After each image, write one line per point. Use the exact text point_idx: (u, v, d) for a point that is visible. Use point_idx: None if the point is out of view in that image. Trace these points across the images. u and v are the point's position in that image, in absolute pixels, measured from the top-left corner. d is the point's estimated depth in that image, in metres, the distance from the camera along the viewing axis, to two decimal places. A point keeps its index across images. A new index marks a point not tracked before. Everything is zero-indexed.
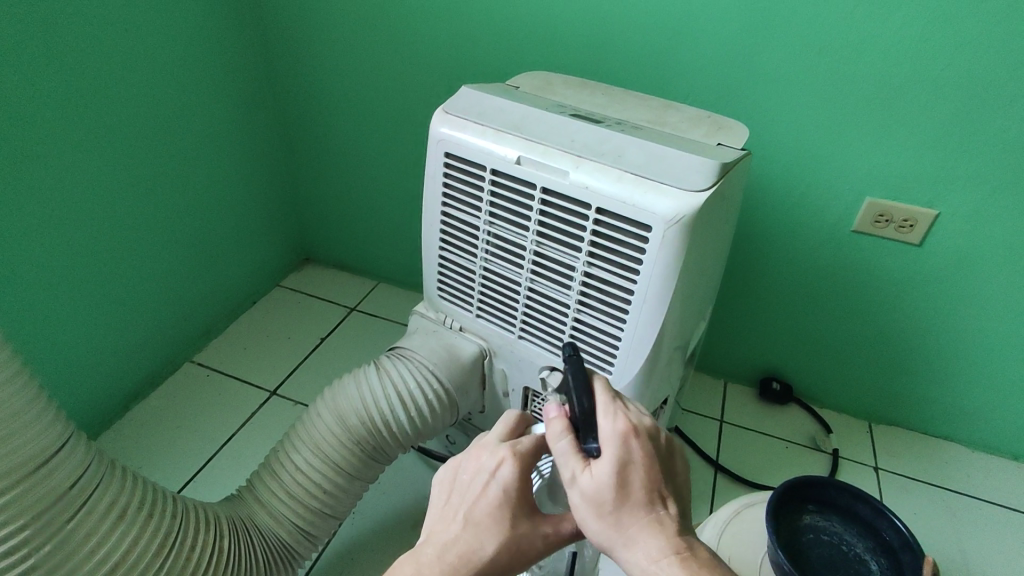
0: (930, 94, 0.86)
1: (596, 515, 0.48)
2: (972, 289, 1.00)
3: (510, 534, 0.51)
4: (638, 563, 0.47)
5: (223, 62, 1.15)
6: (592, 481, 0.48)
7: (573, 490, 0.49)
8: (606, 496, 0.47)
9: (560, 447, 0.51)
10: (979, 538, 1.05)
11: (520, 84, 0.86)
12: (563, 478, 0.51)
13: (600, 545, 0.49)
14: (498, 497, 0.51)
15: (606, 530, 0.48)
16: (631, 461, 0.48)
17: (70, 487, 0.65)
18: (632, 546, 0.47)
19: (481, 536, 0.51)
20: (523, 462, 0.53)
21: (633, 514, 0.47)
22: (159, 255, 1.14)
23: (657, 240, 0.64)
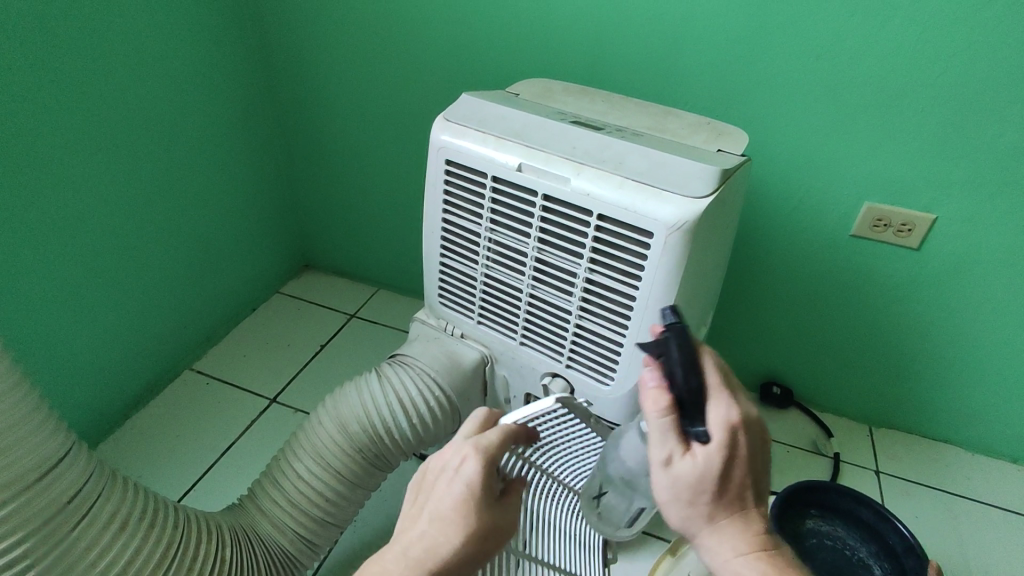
0: (926, 99, 0.87)
1: (687, 499, 0.49)
2: (971, 292, 1.01)
3: (475, 526, 0.48)
4: (719, 548, 0.50)
5: (222, 70, 1.16)
6: (691, 470, 0.48)
7: (665, 472, 0.49)
8: (704, 487, 0.48)
9: (657, 425, 0.49)
10: (981, 541, 1.05)
11: (519, 91, 0.87)
12: (653, 454, 0.50)
13: (676, 520, 0.51)
14: (459, 495, 0.49)
15: (691, 512, 0.49)
16: (737, 456, 0.48)
17: (71, 498, 0.64)
18: (716, 531, 0.49)
19: (445, 531, 0.48)
20: (489, 458, 0.50)
21: (726, 505, 0.49)
22: (158, 263, 1.14)
23: (659, 246, 0.65)
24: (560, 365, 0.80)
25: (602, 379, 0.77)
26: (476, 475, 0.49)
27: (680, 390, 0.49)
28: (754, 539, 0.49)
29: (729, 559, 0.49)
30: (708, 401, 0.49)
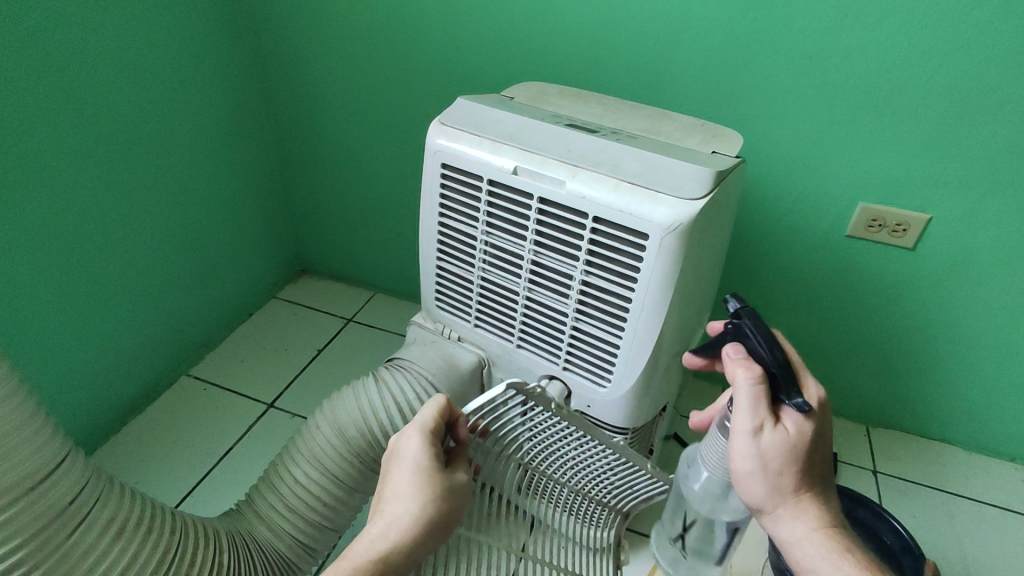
0: (918, 100, 0.87)
1: (775, 469, 0.52)
2: (966, 291, 1.01)
3: (429, 499, 0.53)
4: (797, 518, 0.54)
5: (217, 75, 1.16)
6: (785, 438, 0.51)
7: (758, 441, 0.52)
8: (797, 456, 0.52)
9: (751, 397, 0.52)
10: (979, 539, 1.05)
11: (514, 94, 0.87)
12: (743, 425, 0.52)
13: (755, 494, 0.54)
14: (409, 470, 0.53)
15: (774, 482, 0.53)
16: (818, 429, 0.53)
17: (69, 504, 0.64)
18: (795, 502, 0.53)
19: (404, 512, 0.53)
20: (430, 434, 0.55)
21: (807, 474, 0.53)
22: (155, 268, 1.14)
23: (655, 248, 0.65)
24: (558, 367, 0.80)
25: (599, 380, 0.77)
26: (423, 452, 0.54)
27: (770, 366, 0.52)
28: (822, 507, 0.54)
29: (806, 527, 0.54)
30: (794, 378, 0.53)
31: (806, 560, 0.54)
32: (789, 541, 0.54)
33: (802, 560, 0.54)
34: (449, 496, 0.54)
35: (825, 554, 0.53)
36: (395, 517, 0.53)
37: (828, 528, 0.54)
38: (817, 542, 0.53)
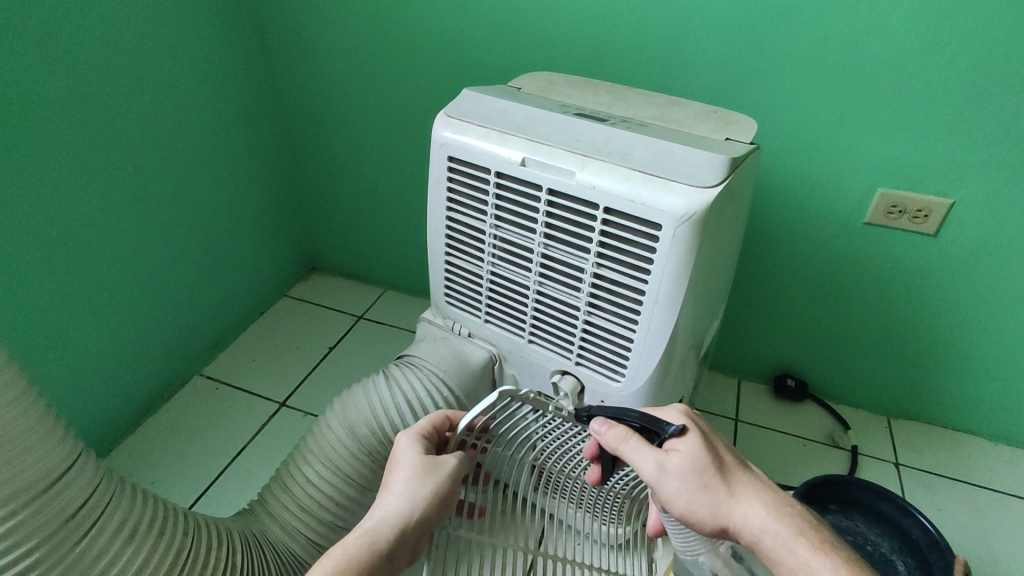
0: (940, 81, 0.84)
1: (697, 485, 0.57)
2: (990, 278, 0.98)
3: (418, 480, 0.58)
4: (745, 513, 0.56)
5: (221, 72, 1.15)
6: (683, 457, 0.57)
7: (667, 472, 0.56)
8: (702, 464, 0.57)
9: (635, 448, 0.57)
10: (1005, 531, 1.03)
11: (522, 85, 0.85)
12: (648, 470, 0.57)
13: (700, 513, 0.57)
14: (401, 460, 0.60)
15: (706, 496, 0.57)
16: (703, 433, 0.59)
17: (75, 512, 0.63)
18: (735, 503, 0.57)
19: (396, 495, 0.58)
20: (422, 434, 0.63)
21: (724, 471, 0.58)
22: (166, 269, 1.14)
23: (668, 238, 0.63)
24: (570, 363, 0.78)
25: (613, 375, 0.76)
26: (416, 442, 0.62)
27: (635, 419, 0.58)
28: (760, 491, 0.58)
29: (758, 515, 0.56)
30: (656, 415, 0.60)
31: (779, 548, 0.56)
32: (758, 540, 0.56)
33: (776, 551, 0.56)
34: (438, 480, 0.59)
35: (785, 528, 0.56)
36: (386, 500, 0.58)
37: (774, 506, 0.57)
38: (774, 525, 0.56)
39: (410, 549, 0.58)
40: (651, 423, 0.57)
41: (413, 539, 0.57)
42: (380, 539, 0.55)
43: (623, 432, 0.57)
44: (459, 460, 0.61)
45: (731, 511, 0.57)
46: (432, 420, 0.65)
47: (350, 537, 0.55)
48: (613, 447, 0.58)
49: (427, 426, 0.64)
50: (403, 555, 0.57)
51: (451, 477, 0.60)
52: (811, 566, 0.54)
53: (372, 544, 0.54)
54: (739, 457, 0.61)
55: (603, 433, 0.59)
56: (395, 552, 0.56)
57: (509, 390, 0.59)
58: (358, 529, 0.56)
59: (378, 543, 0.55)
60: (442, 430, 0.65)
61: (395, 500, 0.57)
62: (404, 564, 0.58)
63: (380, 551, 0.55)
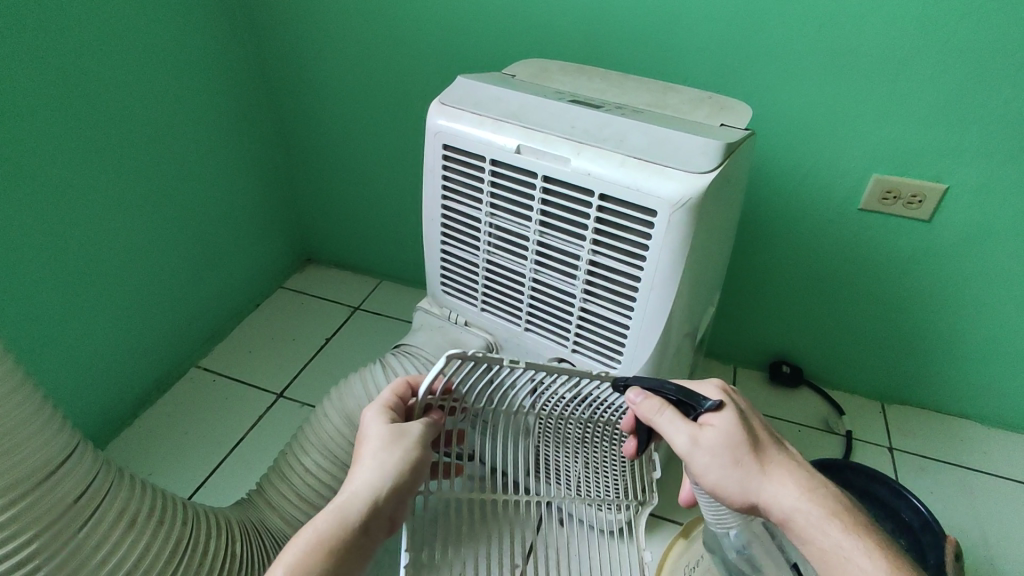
0: (935, 67, 0.84)
1: (731, 461, 0.58)
2: (984, 263, 0.98)
3: (382, 453, 0.57)
4: (778, 490, 0.57)
5: (213, 61, 1.14)
6: (717, 432, 0.58)
7: (700, 446, 0.58)
8: (737, 440, 0.58)
9: (670, 420, 0.59)
10: (996, 513, 1.04)
11: (516, 72, 0.85)
12: (680, 443, 0.58)
13: (731, 489, 0.58)
14: (366, 433, 0.59)
15: (737, 472, 0.58)
16: (739, 410, 0.60)
17: (76, 500, 0.64)
18: (767, 481, 0.58)
19: (364, 469, 0.57)
20: (387, 404, 0.61)
21: (758, 448, 0.58)
22: (161, 260, 1.14)
23: (664, 224, 0.63)
24: (567, 350, 0.79)
25: (609, 361, 0.76)
26: (380, 413, 0.60)
27: (671, 392, 0.59)
28: (792, 472, 0.58)
29: (790, 494, 0.57)
30: (693, 390, 0.61)
31: (809, 527, 0.56)
32: (788, 518, 0.57)
33: (806, 529, 0.56)
34: (405, 449, 0.58)
35: (817, 509, 0.56)
36: (355, 475, 0.57)
37: (807, 487, 0.58)
38: (805, 505, 0.57)
39: (387, 518, 0.57)
40: (688, 398, 0.59)
41: (387, 509, 0.57)
42: (349, 515, 0.55)
43: (660, 404, 0.59)
44: (425, 426, 0.60)
45: (763, 488, 0.57)
46: (394, 388, 0.63)
47: (319, 516, 0.55)
48: (647, 418, 0.60)
49: (390, 395, 0.62)
50: (380, 526, 0.57)
51: (418, 444, 0.59)
52: (842, 548, 0.55)
53: (341, 520, 0.54)
54: (773, 436, 0.61)
55: (639, 403, 0.60)
56: (369, 524, 0.56)
57: (455, 352, 0.56)
58: (330, 506, 0.56)
59: (348, 520, 0.54)
60: (406, 397, 0.63)
61: (363, 474, 0.57)
62: (384, 534, 0.58)
63: (351, 526, 0.54)
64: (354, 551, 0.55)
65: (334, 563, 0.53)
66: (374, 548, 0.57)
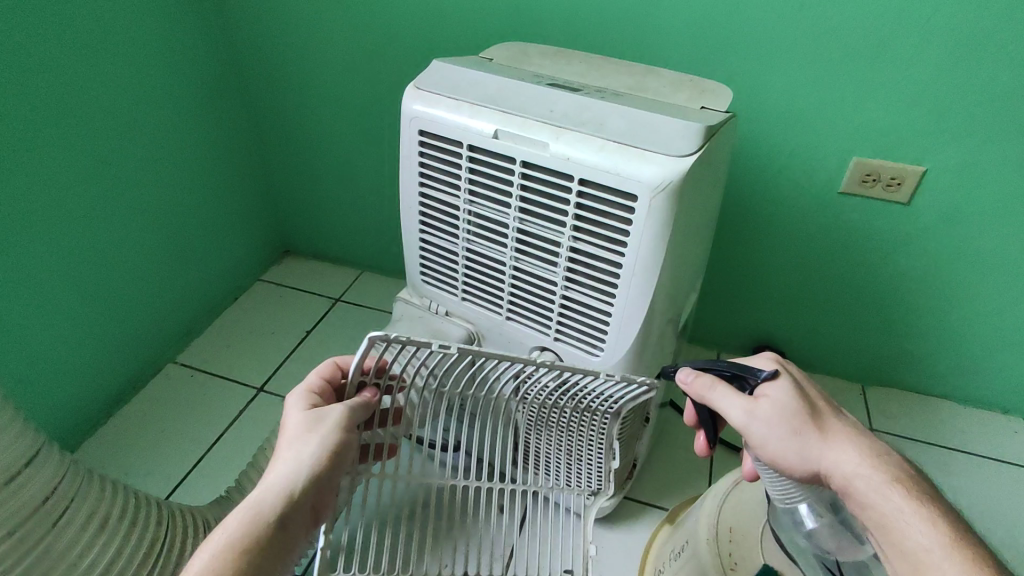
0: (913, 48, 0.84)
1: (789, 429, 0.57)
2: (962, 244, 0.99)
3: (297, 440, 0.55)
4: (838, 458, 0.56)
5: (181, 47, 1.10)
6: (774, 402, 0.58)
7: (756, 416, 0.58)
8: (794, 409, 0.58)
9: (724, 394, 0.61)
10: (974, 491, 1.06)
11: (494, 55, 0.83)
12: (736, 415, 0.59)
13: (791, 458, 0.58)
14: (286, 422, 0.57)
15: (797, 440, 0.57)
16: (795, 382, 0.60)
17: (43, 502, 0.65)
18: (828, 447, 0.57)
19: (279, 460, 0.55)
20: (308, 392, 0.60)
21: (816, 416, 0.58)
22: (132, 254, 1.11)
23: (645, 209, 0.62)
24: (549, 339, 0.77)
25: (592, 349, 0.74)
26: (303, 399, 0.59)
27: (723, 368, 0.62)
28: (854, 439, 0.58)
29: (851, 460, 0.56)
30: (748, 366, 0.63)
31: (872, 492, 0.55)
32: (849, 484, 0.56)
33: (870, 495, 0.55)
34: (322, 436, 0.56)
35: (878, 475, 0.55)
36: (274, 467, 0.54)
37: (869, 452, 0.57)
38: (868, 469, 0.56)
39: (308, 511, 0.54)
40: (741, 372, 0.61)
41: (307, 501, 0.54)
42: (264, 507, 0.52)
43: (711, 380, 0.61)
44: (350, 408, 0.58)
45: (823, 455, 0.57)
46: (322, 372, 0.63)
47: (233, 512, 0.52)
48: (700, 394, 0.62)
49: (316, 380, 0.62)
50: (301, 519, 0.54)
51: (340, 426, 0.56)
52: (901, 515, 0.53)
53: (256, 513, 0.51)
54: (833, 408, 0.61)
55: (691, 382, 0.63)
56: (287, 518, 0.53)
57: (377, 335, 0.54)
58: (247, 499, 0.53)
59: (261, 516, 0.51)
60: (335, 380, 0.63)
61: (283, 461, 0.54)
62: (307, 528, 0.55)
63: (266, 520, 0.51)
64: (273, 549, 0.51)
65: (251, 561, 0.50)
66: (296, 545, 0.53)
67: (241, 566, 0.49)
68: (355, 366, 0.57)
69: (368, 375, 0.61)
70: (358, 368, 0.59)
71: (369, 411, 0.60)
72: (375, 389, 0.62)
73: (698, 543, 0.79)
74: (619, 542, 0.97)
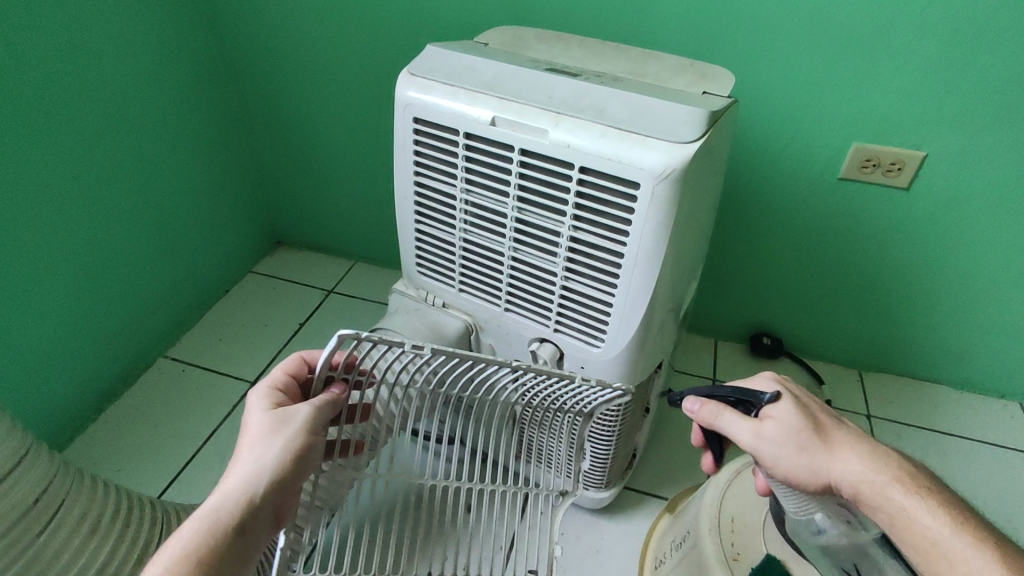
0: (916, 29, 0.82)
1: (797, 448, 0.57)
2: (961, 230, 0.98)
3: (258, 443, 0.53)
4: (848, 469, 0.55)
5: (164, 33, 1.07)
6: (779, 423, 0.57)
7: (764, 439, 0.58)
8: (800, 426, 0.57)
9: (730, 420, 0.59)
10: (970, 477, 1.06)
11: (489, 40, 0.80)
12: (745, 440, 0.59)
13: (803, 475, 0.57)
14: (246, 423, 0.55)
15: (806, 457, 0.56)
16: (798, 399, 0.59)
17: (32, 506, 0.64)
18: (836, 460, 0.56)
19: (239, 463, 0.53)
20: (271, 391, 0.58)
21: (821, 430, 0.57)
22: (118, 248, 1.08)
23: (647, 197, 0.60)
24: (549, 330, 0.76)
25: (593, 341, 0.73)
26: (265, 397, 0.57)
27: (726, 394, 0.61)
28: (861, 446, 0.56)
29: (858, 469, 0.55)
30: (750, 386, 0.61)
31: (879, 497, 0.54)
32: (857, 494, 0.55)
33: (879, 502, 0.54)
34: (283, 437, 0.53)
35: (886, 478, 0.54)
36: (232, 472, 0.52)
37: (879, 458, 0.56)
38: (875, 476, 0.54)
39: (269, 516, 0.52)
40: (744, 396, 0.60)
41: (268, 506, 0.52)
42: (222, 514, 0.50)
43: (717, 407, 0.60)
44: (317, 407, 0.56)
45: (832, 469, 0.56)
46: (286, 367, 0.61)
47: (186, 521, 0.50)
48: (707, 422, 0.61)
49: (280, 375, 0.60)
50: (262, 524, 0.52)
51: (305, 428, 0.54)
52: (909, 512, 0.52)
53: (212, 521, 0.50)
54: (838, 418, 0.60)
55: (696, 410, 0.62)
56: (246, 524, 0.51)
57: (345, 333, 0.52)
58: (202, 507, 0.51)
59: (218, 522, 0.50)
60: (301, 375, 0.61)
61: (240, 466, 0.52)
62: (269, 532, 0.53)
63: (222, 527, 0.50)
64: (230, 557, 0.50)
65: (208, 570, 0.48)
66: (256, 550, 0.52)
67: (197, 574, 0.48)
68: (323, 361, 0.55)
69: (336, 371, 0.59)
70: (326, 363, 0.56)
71: (337, 408, 0.58)
72: (344, 384, 0.59)
73: (698, 531, 0.78)
74: (620, 533, 0.97)
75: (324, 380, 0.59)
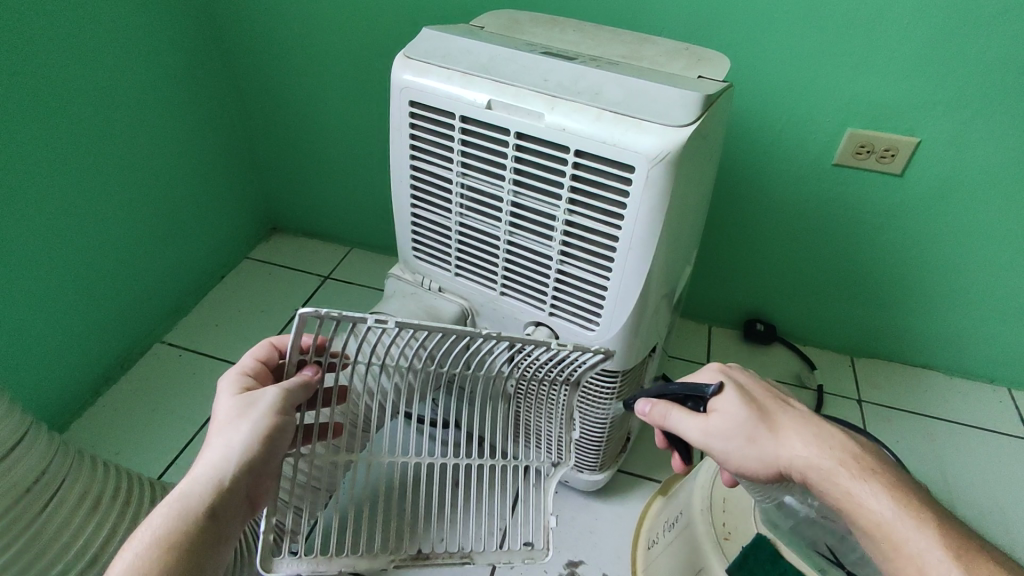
0: (912, 14, 0.83)
1: (742, 438, 0.58)
2: (953, 216, 0.99)
3: (225, 428, 0.53)
4: (792, 454, 0.56)
5: (161, 15, 1.06)
6: (724, 415, 0.59)
7: (710, 434, 0.59)
8: (743, 416, 0.58)
9: (679, 418, 0.61)
10: (958, 460, 1.08)
11: (485, 24, 0.80)
12: (695, 437, 0.60)
13: (753, 464, 0.58)
14: (215, 409, 0.56)
15: (753, 446, 0.58)
16: (741, 388, 0.60)
17: (30, 488, 0.65)
18: (782, 446, 0.57)
19: (208, 449, 0.53)
20: (241, 378, 0.58)
21: (765, 417, 0.58)
22: (114, 232, 1.08)
23: (641, 181, 0.61)
24: (544, 314, 0.76)
25: (587, 324, 0.74)
26: (235, 382, 0.58)
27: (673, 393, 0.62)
28: (804, 429, 0.57)
29: (801, 453, 0.56)
30: (696, 380, 0.63)
31: (823, 479, 0.55)
32: (806, 477, 0.56)
33: (824, 485, 0.55)
34: (249, 421, 0.53)
35: (828, 459, 0.55)
36: (203, 458, 0.53)
37: (820, 438, 0.56)
38: (817, 459, 0.55)
39: (243, 499, 0.53)
40: (689, 392, 0.61)
41: (240, 490, 0.53)
42: (193, 500, 0.51)
43: (664, 408, 0.62)
44: (286, 389, 0.55)
45: (779, 454, 0.57)
46: (257, 354, 0.61)
47: (158, 507, 0.51)
48: (660, 424, 0.63)
49: (251, 361, 0.60)
50: (236, 507, 0.53)
51: (274, 409, 0.54)
52: (853, 495, 0.53)
53: (183, 507, 0.50)
54: (784, 401, 0.60)
55: (649, 412, 0.64)
56: (218, 507, 0.52)
57: (302, 312, 0.51)
58: (173, 493, 0.52)
59: (190, 508, 0.51)
60: (272, 361, 0.62)
61: (210, 451, 0.53)
62: (244, 515, 0.54)
63: (194, 511, 0.51)
64: (204, 542, 0.51)
65: (182, 556, 0.49)
66: (231, 533, 0.52)
67: (171, 559, 0.48)
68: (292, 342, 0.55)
69: (308, 354, 0.59)
70: (295, 345, 0.56)
71: (311, 390, 0.57)
72: (318, 367, 0.59)
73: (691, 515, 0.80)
74: (613, 514, 0.98)
75: (297, 362, 0.59)
